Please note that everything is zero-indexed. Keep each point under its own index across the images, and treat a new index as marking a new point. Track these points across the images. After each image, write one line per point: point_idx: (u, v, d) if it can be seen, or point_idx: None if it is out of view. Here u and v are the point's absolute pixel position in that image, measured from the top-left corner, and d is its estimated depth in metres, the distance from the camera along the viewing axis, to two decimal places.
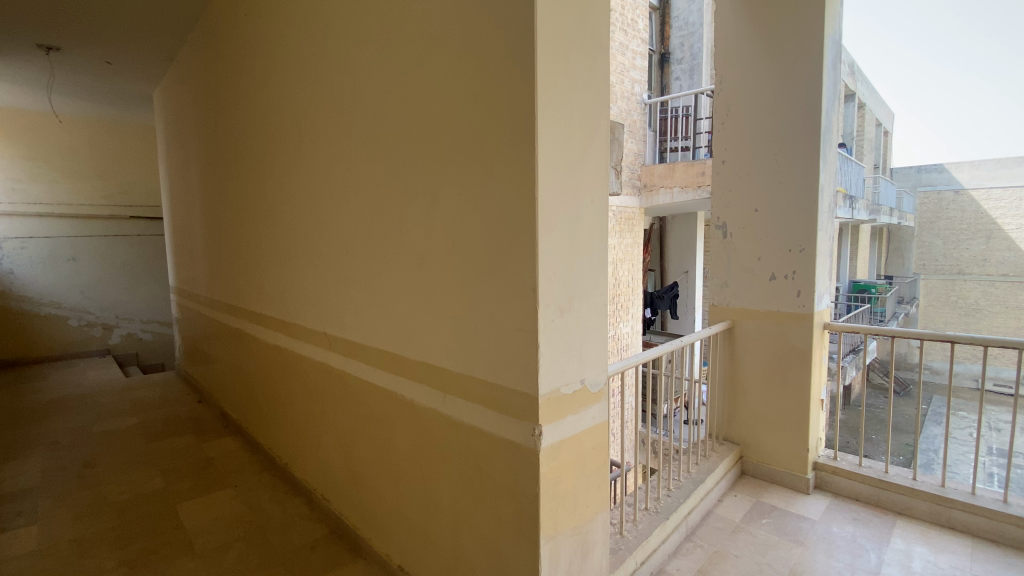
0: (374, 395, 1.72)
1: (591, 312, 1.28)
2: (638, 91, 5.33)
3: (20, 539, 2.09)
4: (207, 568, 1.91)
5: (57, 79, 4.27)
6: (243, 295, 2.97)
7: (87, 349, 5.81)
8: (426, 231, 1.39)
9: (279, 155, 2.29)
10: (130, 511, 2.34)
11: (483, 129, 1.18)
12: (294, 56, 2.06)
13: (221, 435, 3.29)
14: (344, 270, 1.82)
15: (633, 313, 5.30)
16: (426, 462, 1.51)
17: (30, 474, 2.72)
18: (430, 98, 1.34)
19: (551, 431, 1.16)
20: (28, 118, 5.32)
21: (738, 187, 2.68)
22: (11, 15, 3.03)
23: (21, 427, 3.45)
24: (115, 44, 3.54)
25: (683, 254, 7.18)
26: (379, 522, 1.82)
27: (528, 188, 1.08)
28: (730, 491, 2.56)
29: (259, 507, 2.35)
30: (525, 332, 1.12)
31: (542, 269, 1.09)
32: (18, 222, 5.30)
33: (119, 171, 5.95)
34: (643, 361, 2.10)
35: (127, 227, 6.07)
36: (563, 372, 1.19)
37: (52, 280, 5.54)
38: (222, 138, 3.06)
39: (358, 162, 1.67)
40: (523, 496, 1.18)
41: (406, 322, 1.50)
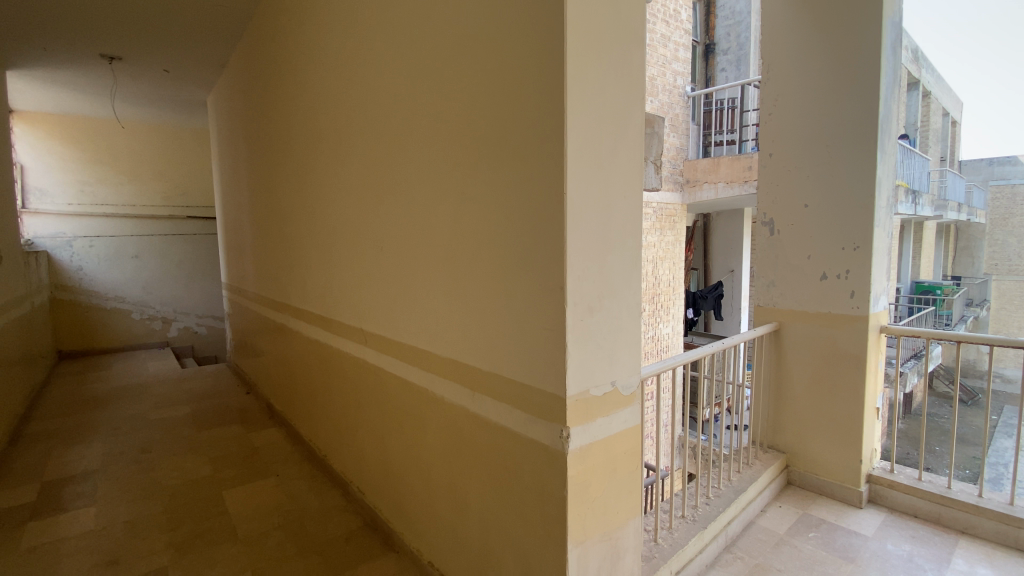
0: (407, 391, 1.73)
1: (623, 313, 1.23)
2: (680, 84, 5.16)
3: (80, 519, 2.23)
4: (248, 554, 1.97)
5: (120, 87, 4.55)
6: (286, 292, 3.06)
7: (148, 341, 6.17)
8: (456, 228, 1.38)
9: (318, 156, 2.35)
10: (180, 495, 2.45)
11: (511, 124, 1.15)
12: (333, 58, 2.10)
13: (265, 425, 3.41)
14: (378, 266, 1.84)
15: (674, 313, 5.14)
16: (455, 458, 1.50)
17: (93, 457, 2.90)
18: (459, 92, 1.32)
19: (580, 434, 1.12)
20: (96, 125, 5.74)
21: (786, 181, 2.53)
22: (78, 28, 3.25)
23: (87, 413, 3.70)
24: (171, 53, 3.74)
25: (729, 252, 6.92)
26: (411, 517, 1.83)
27: (556, 182, 1.04)
28: (775, 502, 2.43)
29: (298, 496, 2.41)
30: (553, 331, 1.08)
31: (571, 267, 1.06)
32: (87, 222, 5.72)
33: (177, 173, 6.30)
34: (683, 362, 2.00)
35: (184, 226, 6.37)
36: (592, 374, 1.14)
37: (117, 276, 5.93)
38: (266, 139, 3.16)
39: (391, 159, 1.68)
40: (550, 499, 1.15)
41: (436, 318, 1.50)
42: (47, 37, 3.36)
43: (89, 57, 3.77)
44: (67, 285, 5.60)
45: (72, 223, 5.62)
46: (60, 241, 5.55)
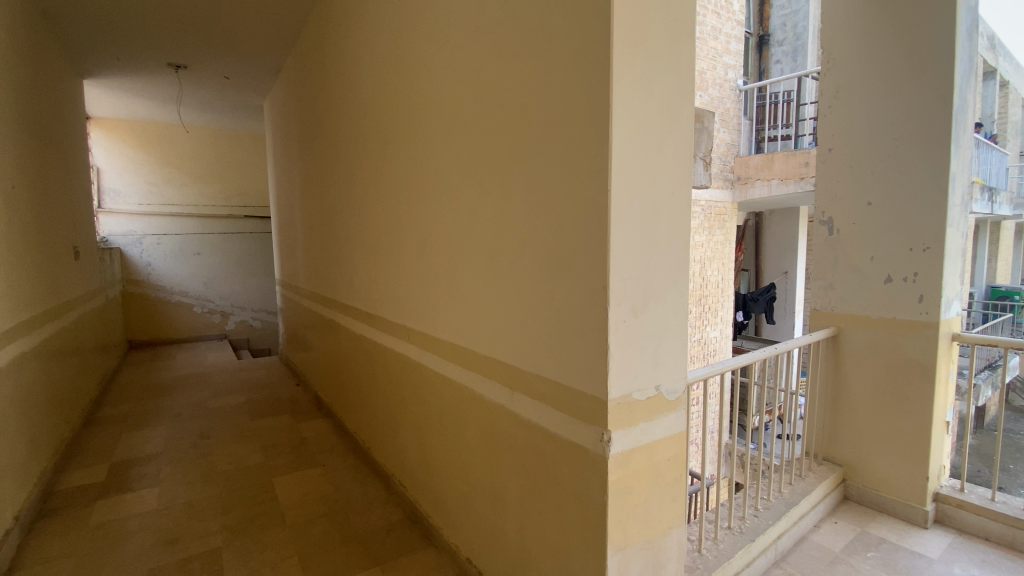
0: (447, 388, 1.74)
1: (669, 315, 1.18)
2: (732, 77, 4.96)
3: (145, 499, 2.39)
4: (295, 540, 2.04)
5: (185, 94, 4.84)
6: (335, 288, 3.16)
7: (207, 333, 6.52)
8: (498, 226, 1.37)
9: (366, 156, 2.40)
10: (234, 480, 2.58)
11: (554, 121, 1.13)
12: (381, 60, 2.14)
13: (313, 416, 3.54)
14: (421, 263, 1.87)
15: (722, 316, 4.94)
16: (494, 455, 1.50)
17: (157, 441, 3.10)
18: (503, 90, 1.32)
19: (621, 438, 1.09)
20: (164, 130, 6.12)
21: (847, 177, 2.38)
22: (148, 38, 3.47)
23: (152, 399, 3.95)
24: (231, 60, 3.94)
25: (782, 253, 6.60)
26: (450, 512, 1.84)
27: (600, 178, 1.01)
28: (829, 517, 2.29)
29: (343, 487, 2.48)
30: (594, 332, 1.06)
31: (615, 266, 1.02)
32: (156, 221, 6.12)
33: (235, 175, 6.64)
34: (732, 367, 1.91)
35: (242, 225, 6.69)
36: (635, 376, 1.11)
37: (181, 272, 6.31)
38: (318, 140, 3.28)
39: (435, 158, 1.70)
40: (590, 503, 1.12)
41: (477, 317, 1.50)
42: (122, 48, 3.62)
43: (157, 66, 4.03)
44: (137, 279, 6.01)
45: (141, 222, 6.03)
46: (131, 238, 5.97)
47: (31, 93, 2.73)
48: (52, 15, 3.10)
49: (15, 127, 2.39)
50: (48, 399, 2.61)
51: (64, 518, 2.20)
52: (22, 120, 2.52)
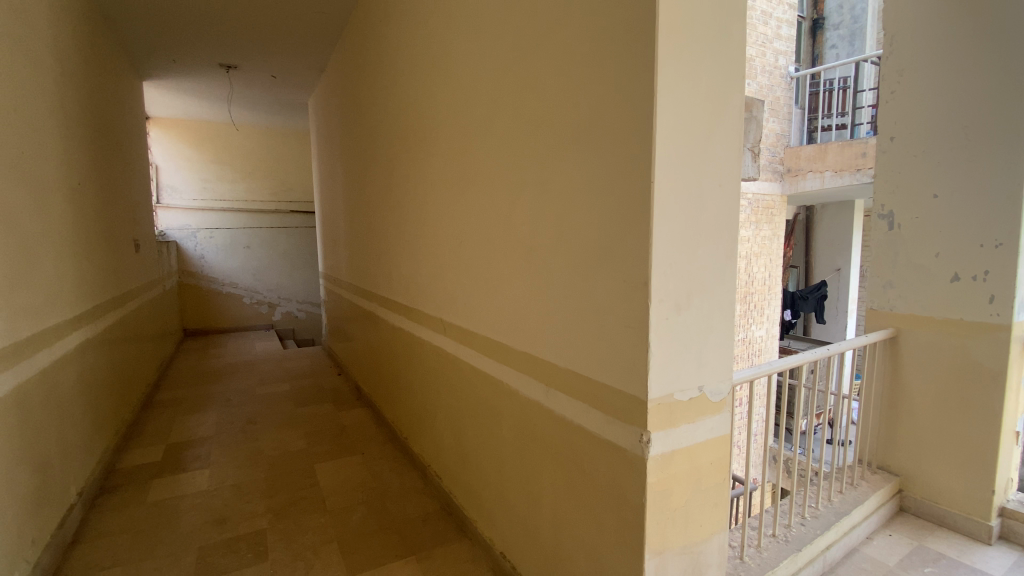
0: (483, 382, 1.74)
1: (714, 313, 1.12)
2: (783, 64, 4.73)
3: (197, 479, 2.51)
4: (335, 525, 2.10)
5: (236, 93, 5.03)
6: (374, 281, 3.23)
7: (256, 323, 6.81)
8: (535, 219, 1.34)
9: (405, 151, 2.42)
10: (279, 465, 2.67)
11: (597, 111, 1.09)
12: (420, 54, 2.15)
13: (353, 405, 3.64)
14: (458, 257, 1.86)
15: (769, 314, 4.73)
16: (528, 451, 1.48)
17: (208, 424, 3.26)
18: (541, 80, 1.28)
19: (662, 440, 1.05)
20: (216, 128, 6.40)
21: (909, 168, 2.22)
22: (202, 40, 3.62)
23: (205, 385, 4.16)
24: (278, 60, 4.06)
25: (835, 249, 6.27)
26: (484, 506, 1.84)
27: (643, 169, 0.97)
28: (883, 529, 2.16)
29: (381, 475, 2.53)
30: (635, 329, 1.02)
31: (658, 260, 0.98)
32: (209, 215, 6.42)
33: (282, 171, 6.87)
34: (779, 369, 1.82)
35: (288, 220, 6.93)
36: (677, 376, 1.06)
37: (231, 264, 6.60)
38: (359, 136, 3.34)
39: (473, 151, 1.69)
40: (627, 505, 1.09)
41: (513, 312, 1.48)
42: (178, 49, 3.79)
43: (210, 66, 4.20)
44: (192, 271, 6.33)
45: (196, 216, 6.34)
46: (187, 232, 6.29)
47: (94, 94, 2.89)
48: (114, 19, 3.28)
49: (80, 125, 2.54)
50: (110, 382, 2.78)
51: (123, 495, 2.34)
52: (86, 119, 2.68)
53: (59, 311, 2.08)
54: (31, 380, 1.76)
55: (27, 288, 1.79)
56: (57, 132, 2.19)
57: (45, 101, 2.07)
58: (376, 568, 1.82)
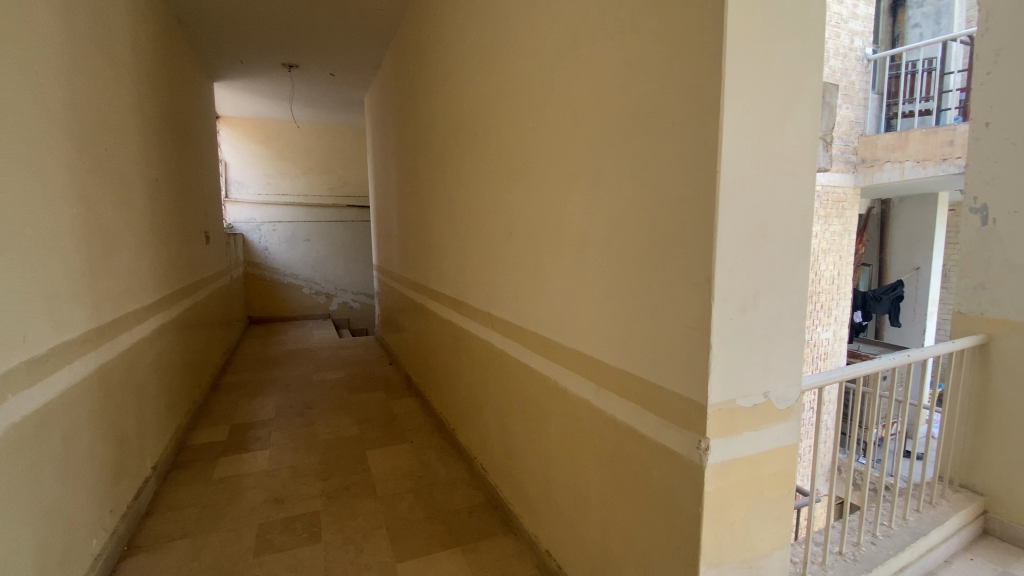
0: (531, 378, 1.71)
1: (783, 314, 1.04)
2: (858, 46, 4.39)
3: (258, 459, 2.64)
4: (384, 511, 2.15)
5: (297, 91, 5.24)
6: (425, 274, 3.27)
7: (314, 312, 7.11)
8: (588, 213, 1.30)
9: (457, 146, 2.43)
10: (333, 449, 2.77)
11: (657, 98, 1.03)
12: (473, 46, 2.14)
13: (403, 394, 3.73)
14: (508, 251, 1.84)
15: (837, 316, 4.43)
16: (577, 450, 1.44)
17: (270, 408, 3.43)
18: (596, 68, 1.23)
19: (722, 447, 0.99)
20: (280, 126, 6.70)
21: (1007, 157, 1.99)
22: (267, 41, 3.79)
23: (267, 370, 4.38)
24: (336, 58, 4.19)
25: (914, 246, 5.78)
26: (530, 502, 1.82)
27: (708, 158, 0.91)
28: (965, 553, 1.97)
29: (429, 465, 2.57)
30: (694, 329, 0.96)
31: (722, 255, 0.91)
32: (272, 209, 6.75)
33: (339, 167, 7.11)
34: (849, 376, 1.68)
35: (345, 213, 7.18)
36: (741, 381, 0.99)
37: (293, 255, 6.92)
38: (412, 131, 3.38)
39: (525, 144, 1.66)
40: (682, 514, 1.03)
41: (563, 308, 1.45)
42: (245, 50, 3.98)
43: (274, 66, 4.39)
44: (257, 262, 6.70)
45: (261, 210, 6.69)
46: (252, 225, 6.65)
47: (170, 94, 3.07)
48: (188, 24, 3.48)
49: (157, 125, 2.72)
50: (183, 365, 2.98)
51: (193, 471, 2.50)
52: (163, 118, 2.86)
53: (137, 298, 2.24)
54: (112, 362, 1.90)
55: (109, 276, 1.93)
56: (136, 130, 2.34)
57: (125, 101, 2.21)
58: (423, 557, 1.85)
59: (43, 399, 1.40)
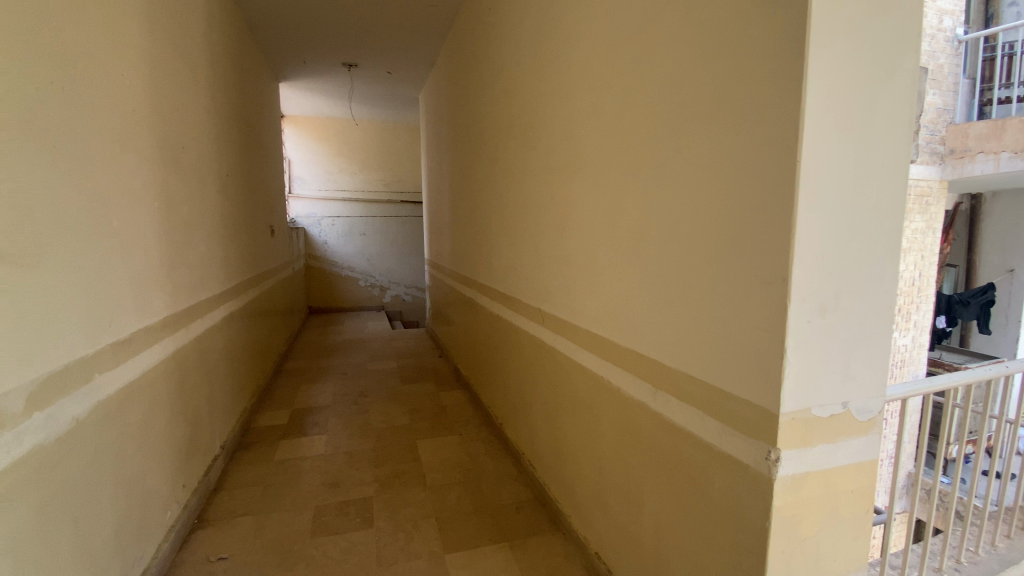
0: (583, 377, 1.68)
1: (867, 318, 0.95)
2: (948, 26, 4.00)
3: (316, 443, 2.76)
4: (434, 501, 2.18)
5: (356, 90, 5.40)
6: (476, 269, 3.29)
7: (369, 304, 7.35)
8: (648, 207, 1.25)
9: (511, 141, 2.42)
10: (385, 437, 2.85)
11: (729, 84, 0.96)
12: (530, 39, 2.12)
13: (452, 387, 3.78)
14: (562, 246, 1.81)
15: (916, 321, 4.09)
16: (630, 454, 1.40)
17: (327, 394, 3.57)
18: (662, 54, 1.17)
19: (794, 460, 0.92)
20: (340, 124, 6.95)
21: None
22: (329, 41, 3.92)
23: (324, 358, 4.57)
24: (392, 56, 4.27)
25: (1008, 247, 5.24)
26: (579, 503, 1.79)
27: (786, 147, 0.84)
28: None
29: (477, 458, 2.59)
30: (766, 331, 0.90)
31: (800, 252, 0.85)
32: (331, 204, 7.03)
33: (395, 163, 7.30)
34: (933, 388, 1.54)
35: (399, 208, 7.36)
36: (817, 390, 0.92)
37: (350, 249, 7.17)
38: (466, 126, 3.40)
39: (582, 136, 1.62)
40: (746, 528, 0.97)
41: (620, 306, 1.40)
42: (309, 51, 4.14)
43: (334, 66, 4.55)
44: (317, 255, 7.00)
45: (321, 205, 6.98)
46: (313, 219, 6.95)
47: (240, 95, 3.24)
48: (257, 28, 3.66)
49: (229, 124, 2.87)
50: (249, 351, 3.15)
51: (257, 452, 2.64)
52: (234, 118, 3.02)
53: (210, 288, 2.39)
54: (187, 347, 2.03)
55: (185, 266, 2.06)
56: (210, 129, 2.47)
57: (201, 101, 2.35)
58: (471, 549, 1.86)
59: (126, 379, 1.51)
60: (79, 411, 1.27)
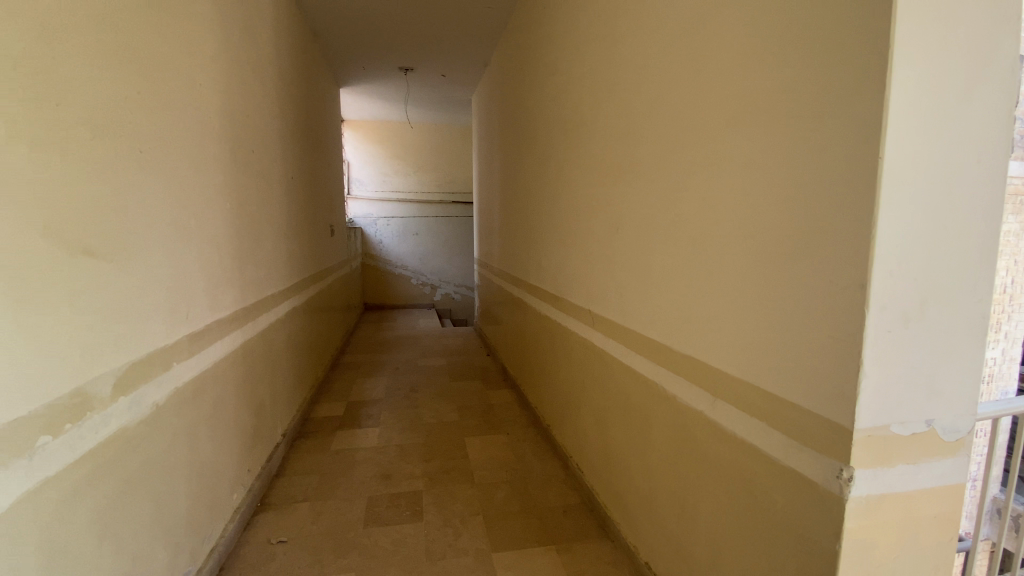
0: (635, 381, 1.64)
1: (957, 329, 0.87)
2: None
3: (369, 436, 2.85)
4: (482, 499, 2.20)
5: (411, 93, 5.54)
6: (525, 269, 3.29)
7: (420, 302, 7.53)
8: (709, 207, 1.20)
9: (563, 141, 2.40)
10: (435, 433, 2.90)
11: (801, 76, 0.91)
12: (585, 37, 2.09)
13: (500, 386, 3.80)
14: (615, 246, 1.77)
15: (1009, 332, 3.72)
16: (685, 463, 1.35)
17: (380, 388, 3.69)
18: (726, 47, 1.12)
19: (869, 480, 0.85)
20: (395, 126, 7.16)
21: None
22: (387, 47, 4.04)
23: (377, 353, 4.72)
24: (447, 60, 4.35)
25: None
26: (629, 510, 1.75)
27: (868, 142, 0.78)
28: None
29: (524, 458, 2.58)
30: (840, 340, 0.84)
31: (881, 257, 0.79)
32: (386, 205, 7.25)
33: (447, 164, 7.43)
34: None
35: (451, 209, 7.49)
36: (897, 406, 0.85)
37: (403, 248, 7.37)
38: (517, 127, 3.41)
39: (639, 135, 1.58)
40: (813, 549, 0.91)
41: (677, 309, 1.35)
42: (368, 57, 4.28)
43: (392, 70, 4.68)
44: (372, 253, 7.25)
45: (377, 206, 7.22)
46: (370, 219, 7.21)
47: (305, 102, 3.41)
48: (321, 37, 3.83)
49: (294, 129, 3.02)
50: (309, 345, 3.30)
51: (315, 441, 2.77)
52: (299, 123, 3.17)
53: (275, 284, 2.52)
54: (253, 340, 2.15)
55: (253, 264, 2.19)
56: (277, 134, 2.61)
57: (269, 108, 2.48)
58: (518, 550, 1.86)
59: (199, 368, 1.62)
60: (158, 397, 1.37)
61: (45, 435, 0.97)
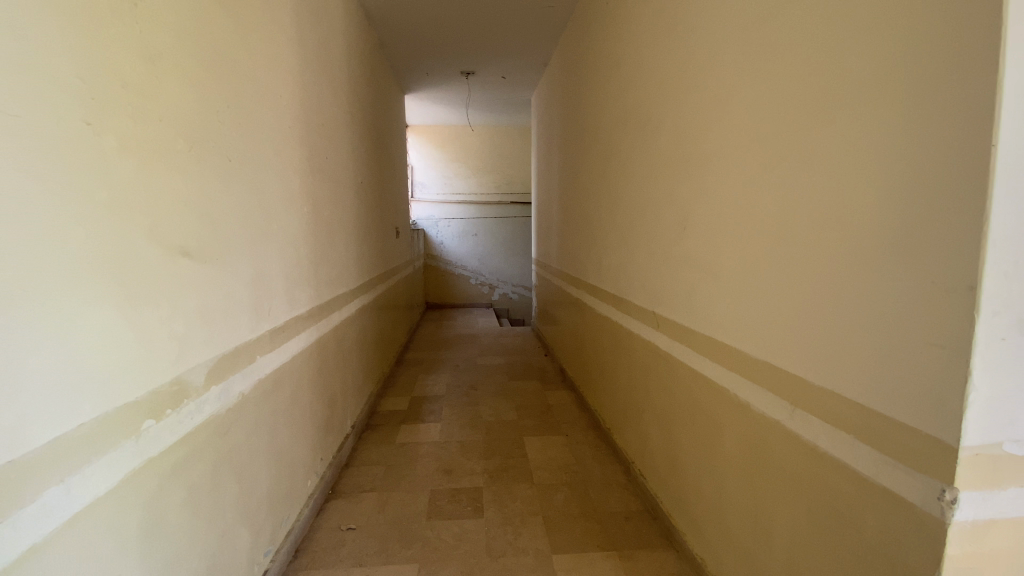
0: (704, 385, 1.57)
1: None
2: None
3: (431, 431, 2.93)
4: (541, 500, 2.20)
5: (472, 96, 5.63)
6: (585, 269, 3.26)
7: (480, 302, 7.63)
8: (788, 203, 1.13)
9: (627, 139, 2.35)
10: (494, 431, 2.93)
11: (896, 60, 0.84)
12: (653, 32, 2.04)
13: (559, 387, 3.77)
14: (683, 245, 1.71)
15: None
16: (759, 474, 1.28)
17: (440, 385, 3.78)
18: (809, 32, 1.06)
19: (977, 503, 0.77)
20: (457, 130, 7.33)
21: None
22: (450, 52, 4.14)
23: (438, 351, 4.84)
24: (508, 62, 4.39)
25: None
26: (696, 519, 1.68)
27: (978, 129, 0.71)
28: None
29: (584, 461, 2.55)
30: (942, 347, 0.77)
31: (993, 256, 0.71)
32: (448, 206, 7.44)
33: (507, 165, 7.50)
34: None
35: (510, 210, 7.55)
36: (1012, 422, 0.76)
37: (463, 248, 7.52)
38: (579, 126, 3.38)
39: (710, 129, 1.52)
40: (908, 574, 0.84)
41: (751, 311, 1.29)
42: (432, 63, 4.41)
43: (454, 75, 4.79)
44: (434, 254, 7.45)
45: (439, 208, 7.42)
46: (432, 221, 7.42)
47: (373, 110, 3.56)
48: (389, 47, 3.99)
49: (364, 136, 3.17)
50: (376, 341, 3.45)
51: (381, 434, 2.88)
52: (368, 130, 3.32)
53: (347, 284, 2.65)
54: (326, 336, 2.28)
55: (327, 265, 2.31)
56: (349, 141, 2.74)
57: (342, 117, 2.62)
58: (578, 553, 1.84)
59: (280, 361, 1.74)
60: (244, 387, 1.47)
61: (148, 419, 1.07)
